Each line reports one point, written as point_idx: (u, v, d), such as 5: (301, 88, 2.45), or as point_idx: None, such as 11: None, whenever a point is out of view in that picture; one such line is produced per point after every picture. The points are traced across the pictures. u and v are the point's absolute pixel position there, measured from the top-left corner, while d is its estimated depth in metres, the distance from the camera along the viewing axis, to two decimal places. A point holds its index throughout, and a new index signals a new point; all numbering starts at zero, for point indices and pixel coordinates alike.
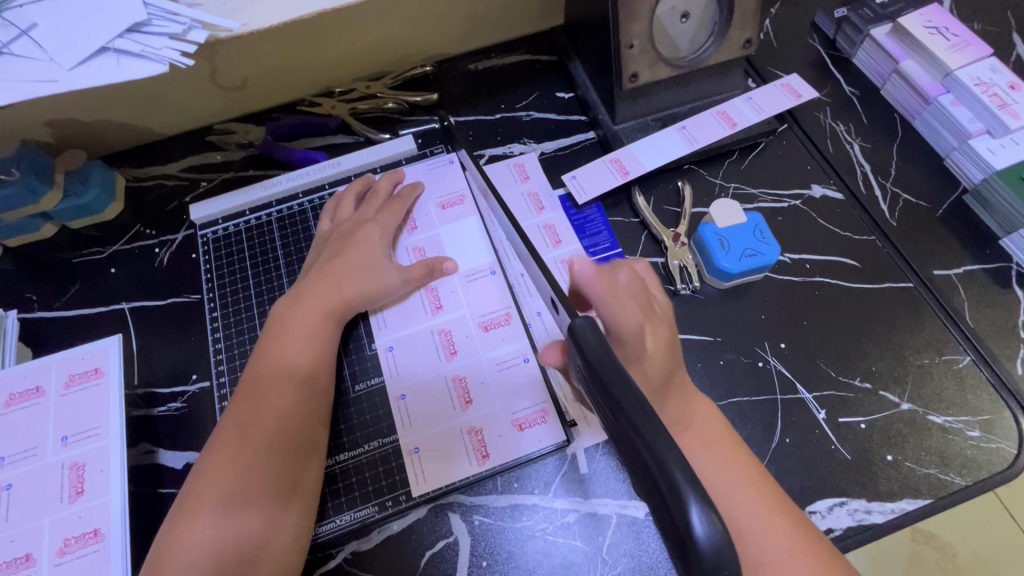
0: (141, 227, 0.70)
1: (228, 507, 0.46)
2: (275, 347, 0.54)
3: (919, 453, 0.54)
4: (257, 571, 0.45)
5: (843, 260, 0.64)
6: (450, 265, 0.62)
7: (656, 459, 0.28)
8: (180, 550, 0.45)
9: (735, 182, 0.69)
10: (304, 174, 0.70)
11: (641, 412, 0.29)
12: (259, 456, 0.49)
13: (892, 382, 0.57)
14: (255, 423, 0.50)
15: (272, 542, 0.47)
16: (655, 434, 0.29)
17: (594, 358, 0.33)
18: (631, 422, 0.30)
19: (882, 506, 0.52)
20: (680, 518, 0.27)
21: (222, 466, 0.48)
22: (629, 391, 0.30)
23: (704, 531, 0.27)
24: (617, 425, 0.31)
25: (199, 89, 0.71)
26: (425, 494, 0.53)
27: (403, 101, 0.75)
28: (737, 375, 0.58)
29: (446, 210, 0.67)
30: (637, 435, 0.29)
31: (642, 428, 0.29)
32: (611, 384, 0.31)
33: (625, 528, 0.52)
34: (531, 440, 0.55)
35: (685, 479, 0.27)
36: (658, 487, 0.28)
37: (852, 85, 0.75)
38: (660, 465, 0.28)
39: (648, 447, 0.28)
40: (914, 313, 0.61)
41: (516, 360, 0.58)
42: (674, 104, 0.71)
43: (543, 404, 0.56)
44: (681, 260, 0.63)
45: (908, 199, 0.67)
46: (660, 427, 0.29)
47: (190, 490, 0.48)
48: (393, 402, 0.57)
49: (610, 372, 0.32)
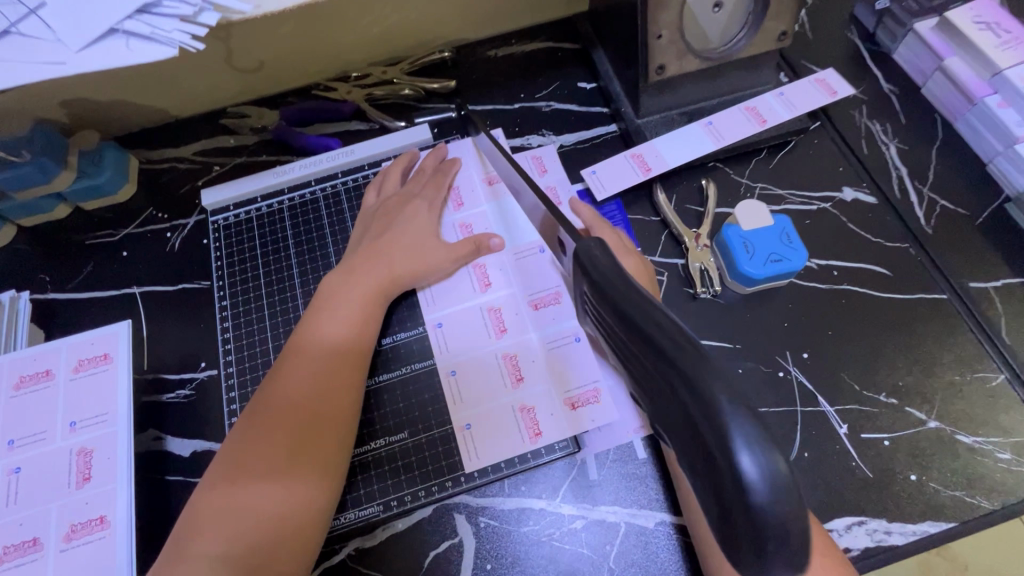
0: (152, 210, 0.69)
1: (263, 473, 0.46)
2: (317, 319, 0.54)
3: (946, 474, 0.52)
4: (274, 537, 0.44)
5: (873, 267, 0.61)
6: (496, 242, 0.59)
7: (697, 397, 0.23)
8: (216, 515, 0.44)
9: (762, 183, 0.67)
10: (316, 161, 0.68)
11: (678, 347, 0.24)
12: (295, 423, 0.48)
13: (919, 398, 0.55)
14: (288, 386, 0.50)
15: (303, 511, 0.46)
16: (696, 369, 0.23)
17: (617, 291, 0.27)
18: (669, 365, 0.24)
19: (903, 527, 0.50)
20: (726, 470, 0.22)
21: (261, 433, 0.48)
22: (664, 326, 0.24)
23: (760, 481, 0.22)
24: (645, 364, 0.25)
25: (213, 71, 0.70)
26: (479, 470, 0.53)
27: (420, 88, 0.73)
28: (756, 383, 0.57)
29: (495, 185, 0.65)
30: (672, 372, 0.24)
31: (679, 364, 0.23)
32: (643, 322, 0.25)
33: (634, 538, 0.50)
34: (586, 419, 0.53)
35: (734, 414, 0.22)
36: (694, 426, 0.23)
37: (890, 82, 0.71)
38: (699, 398, 0.23)
39: (686, 384, 0.23)
40: (946, 326, 0.58)
41: (567, 340, 0.56)
42: (701, 98, 0.68)
43: (598, 383, 0.54)
44: (702, 262, 0.61)
45: (946, 205, 0.64)
46: (702, 359, 0.23)
47: (227, 456, 0.47)
48: (444, 378, 0.56)
49: (639, 307, 0.26)
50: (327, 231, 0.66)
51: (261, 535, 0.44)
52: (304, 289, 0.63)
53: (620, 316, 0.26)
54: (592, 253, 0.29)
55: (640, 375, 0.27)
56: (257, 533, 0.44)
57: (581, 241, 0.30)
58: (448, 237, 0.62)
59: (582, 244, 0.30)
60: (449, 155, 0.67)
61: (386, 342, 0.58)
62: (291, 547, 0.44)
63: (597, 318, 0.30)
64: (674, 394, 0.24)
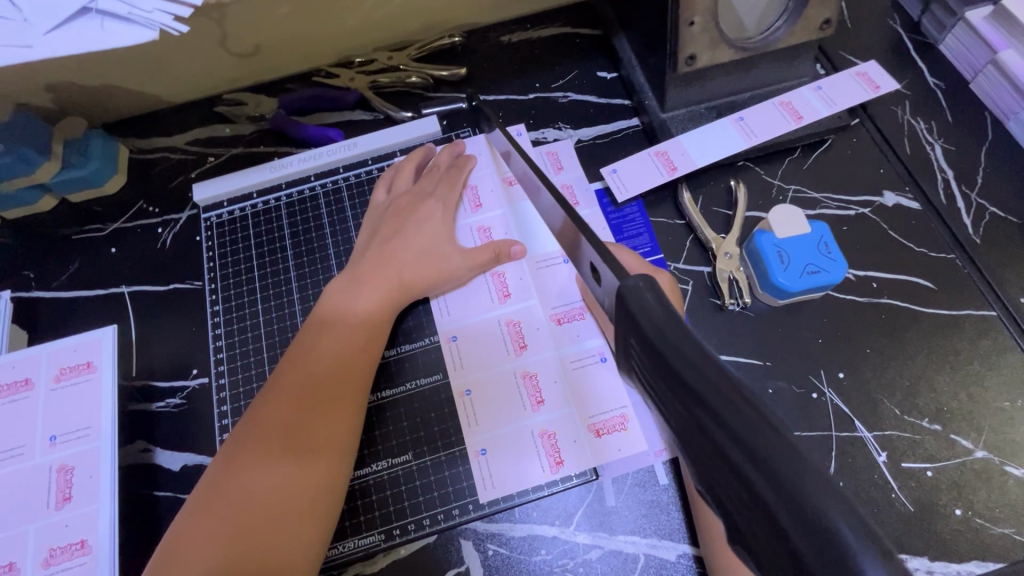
0: (143, 204, 0.65)
1: (264, 466, 0.43)
2: (324, 313, 0.51)
3: (994, 509, 0.48)
4: (283, 525, 0.41)
5: (916, 280, 0.56)
6: (518, 249, 0.55)
7: (801, 515, 0.18)
8: (214, 510, 0.41)
9: (795, 185, 0.62)
10: (317, 155, 0.64)
11: (770, 444, 0.19)
12: (300, 414, 0.45)
13: (965, 425, 0.51)
14: (297, 369, 0.47)
15: (307, 506, 0.43)
16: (798, 476, 0.18)
17: (673, 350, 0.22)
18: (757, 467, 0.19)
19: (947, 566, 0.46)
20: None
21: (263, 424, 0.45)
22: (749, 414, 0.20)
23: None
24: (717, 460, 0.20)
25: (207, 55, 0.65)
26: (494, 501, 0.49)
27: (428, 75, 0.68)
28: (788, 405, 0.52)
29: (515, 187, 0.60)
30: (761, 477, 0.19)
31: (773, 467, 0.19)
32: (717, 404, 0.20)
33: (653, 571, 0.47)
34: (610, 448, 0.50)
35: (855, 541, 0.17)
36: (794, 553, 0.18)
37: (936, 76, 0.66)
38: (803, 516, 0.18)
39: (784, 497, 0.18)
40: (995, 346, 0.53)
41: (592, 360, 0.52)
42: (731, 91, 0.63)
43: (625, 408, 0.51)
44: (731, 272, 0.57)
45: (996, 213, 0.59)
46: (802, 462, 0.19)
47: (227, 449, 0.45)
48: (458, 397, 0.52)
49: (712, 381, 0.21)
50: (327, 232, 0.61)
51: (264, 520, 0.41)
52: (303, 296, 0.59)
53: (684, 389, 0.21)
54: (644, 302, 0.24)
55: (705, 469, 0.21)
56: (259, 528, 0.41)
57: (625, 280, 0.25)
58: (465, 242, 0.58)
59: (628, 285, 0.25)
60: (466, 152, 0.62)
61: (390, 354, 0.54)
62: (295, 543, 0.41)
63: (643, 378, 0.25)
64: (761, 505, 0.19)
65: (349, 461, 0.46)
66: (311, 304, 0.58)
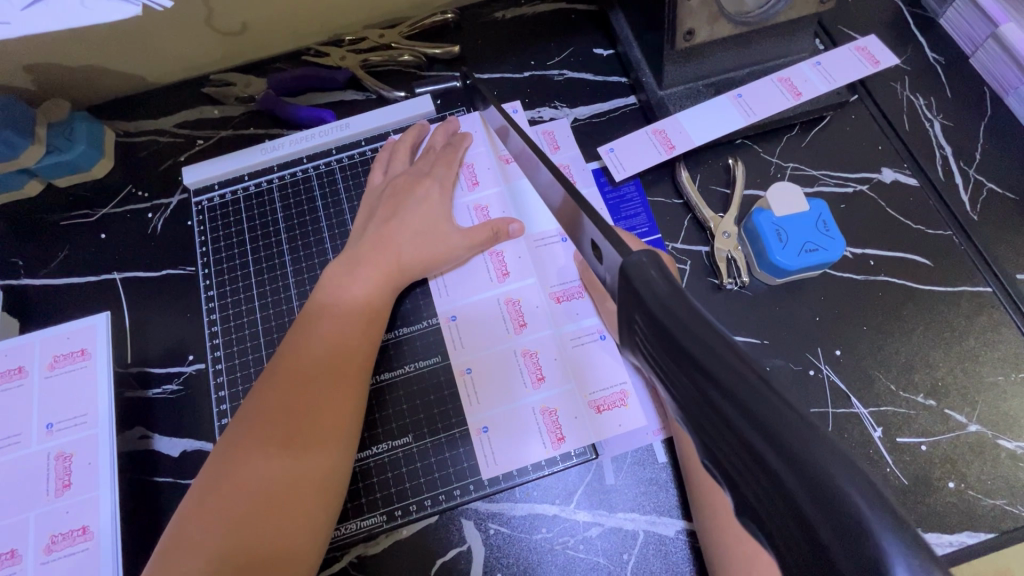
0: (132, 188, 0.64)
1: (266, 450, 0.42)
2: (321, 296, 0.51)
3: (987, 482, 0.49)
4: (290, 507, 0.41)
5: (912, 257, 0.57)
6: (516, 227, 0.54)
7: (817, 490, 0.18)
8: (217, 496, 0.41)
9: (794, 162, 0.61)
10: (309, 136, 0.62)
11: (784, 420, 0.19)
12: (301, 396, 0.45)
13: (960, 400, 0.51)
14: (298, 352, 0.47)
15: (312, 486, 0.43)
16: (813, 451, 0.18)
17: (681, 329, 0.22)
18: (771, 444, 0.19)
19: (940, 537, 0.47)
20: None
21: (263, 408, 0.44)
22: (761, 390, 0.19)
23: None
24: (727, 436, 0.20)
25: (194, 34, 0.63)
26: (495, 479, 0.49)
27: (421, 54, 0.66)
28: (785, 382, 0.53)
29: (512, 165, 0.59)
30: (773, 454, 0.19)
31: (787, 443, 0.18)
32: (730, 379, 0.20)
33: (653, 547, 0.47)
34: (611, 423, 0.50)
35: (874, 515, 0.17)
36: (809, 529, 0.18)
37: (936, 51, 0.65)
38: (813, 491, 0.18)
39: (796, 474, 0.18)
40: (990, 322, 0.54)
41: (591, 338, 0.52)
42: (729, 68, 0.62)
43: (625, 384, 0.51)
44: (729, 251, 0.56)
45: (993, 188, 0.59)
46: (816, 438, 0.18)
47: (227, 435, 0.44)
48: (459, 376, 0.52)
49: (722, 355, 0.20)
50: (321, 215, 0.61)
51: (269, 503, 0.41)
52: (297, 279, 0.58)
53: (694, 364, 0.21)
54: (649, 280, 0.24)
55: (714, 447, 0.21)
56: (264, 510, 0.41)
57: (629, 256, 0.25)
58: (462, 221, 0.57)
59: (633, 260, 0.25)
60: (461, 130, 0.62)
61: (388, 337, 0.54)
62: (301, 522, 0.42)
63: (650, 359, 0.25)
64: (775, 482, 0.19)
65: (352, 444, 0.46)
66: (306, 289, 0.57)
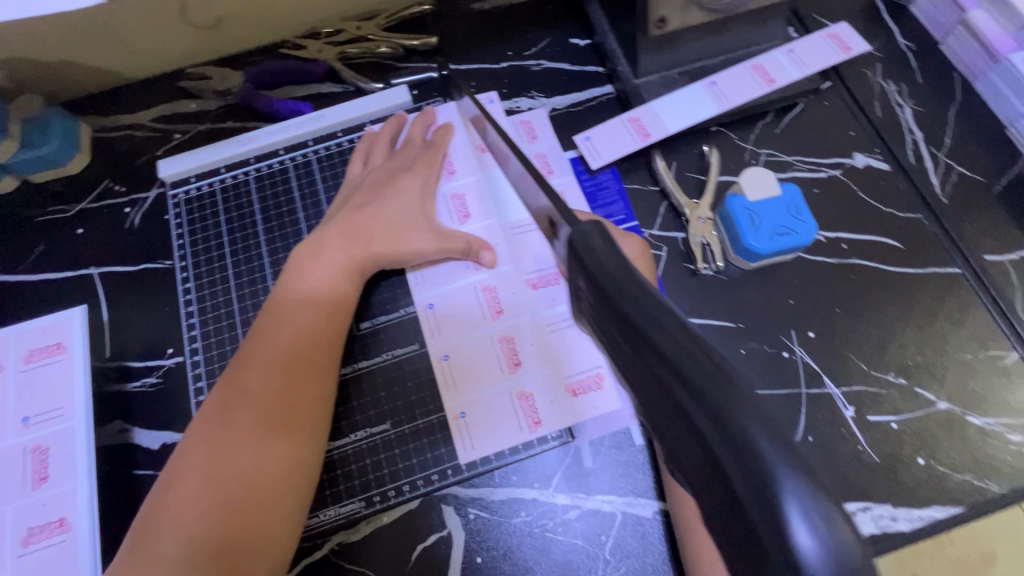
0: (109, 182, 0.64)
1: (234, 439, 0.43)
2: (291, 286, 0.51)
3: (955, 458, 0.50)
4: (260, 500, 0.42)
5: (884, 240, 0.58)
6: (488, 256, 0.54)
7: (732, 444, 0.18)
8: (186, 491, 0.41)
9: (768, 149, 0.62)
10: (285, 127, 0.62)
11: (711, 378, 0.19)
12: (269, 385, 0.45)
13: (929, 378, 0.52)
14: (265, 345, 0.47)
15: (282, 474, 0.43)
16: (732, 405, 0.19)
17: (620, 291, 0.22)
18: (696, 400, 0.19)
19: (910, 512, 0.48)
20: (772, 549, 0.18)
21: (230, 398, 0.44)
22: (691, 349, 0.20)
23: (820, 561, 0.17)
24: (659, 395, 0.21)
25: (168, 27, 0.63)
26: (473, 463, 0.50)
27: (398, 45, 0.66)
28: (760, 365, 0.53)
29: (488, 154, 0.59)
30: (699, 412, 0.19)
31: (710, 400, 0.19)
32: (662, 339, 0.20)
33: (630, 528, 0.48)
34: (586, 406, 0.50)
35: (788, 472, 0.18)
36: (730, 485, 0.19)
37: (907, 37, 0.66)
38: (731, 444, 0.18)
39: (715, 427, 0.19)
40: (959, 302, 0.55)
41: (567, 323, 0.53)
42: (703, 56, 0.63)
43: (600, 368, 0.51)
44: (704, 236, 0.57)
45: (963, 172, 0.60)
46: (738, 394, 0.19)
47: (195, 426, 0.44)
48: (436, 363, 0.52)
49: (653, 317, 0.21)
50: (298, 206, 0.61)
51: (239, 496, 0.41)
52: (274, 270, 0.58)
53: (630, 326, 0.22)
54: (593, 247, 0.24)
55: (650, 407, 0.22)
56: (234, 498, 0.41)
57: (576, 225, 0.25)
58: (439, 211, 0.57)
59: (576, 230, 0.25)
60: (438, 121, 0.62)
61: (365, 326, 0.54)
62: (272, 510, 0.42)
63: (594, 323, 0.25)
64: (699, 440, 0.19)
65: (322, 436, 0.46)
66: None
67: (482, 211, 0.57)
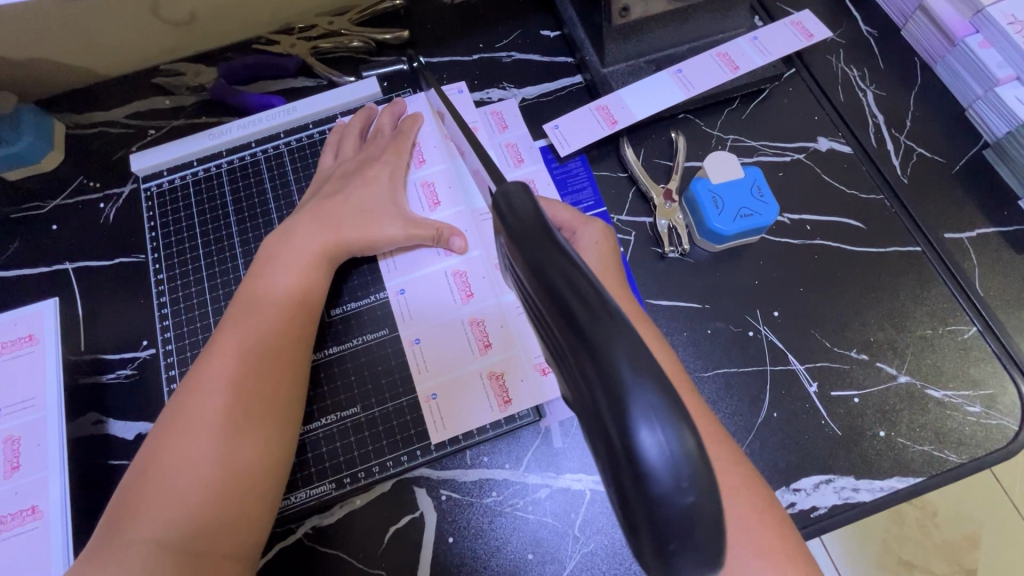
0: (83, 179, 0.64)
1: (207, 431, 0.43)
2: (262, 274, 0.51)
3: (915, 430, 0.51)
4: (234, 492, 0.42)
5: (847, 221, 0.59)
6: (459, 241, 0.55)
7: (605, 377, 0.20)
8: (159, 487, 0.41)
9: (734, 134, 0.63)
10: (256, 121, 0.63)
11: (596, 319, 0.20)
12: (241, 370, 0.45)
13: (890, 353, 0.54)
14: (235, 340, 0.47)
15: (257, 457, 0.44)
16: (607, 344, 0.20)
17: (531, 245, 0.23)
18: (582, 340, 0.21)
19: (870, 484, 0.50)
20: (635, 474, 0.20)
21: (202, 383, 0.45)
22: (587, 294, 0.21)
23: (663, 465, 0.19)
24: (560, 336, 0.22)
25: (140, 25, 0.63)
26: (443, 443, 0.50)
27: (370, 39, 0.67)
28: (726, 345, 0.54)
29: None
30: (584, 350, 0.21)
31: (592, 340, 0.20)
32: (557, 280, 0.22)
33: (599, 505, 0.49)
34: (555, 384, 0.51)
35: (660, 406, 0.19)
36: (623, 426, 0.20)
37: (869, 24, 0.68)
38: (607, 378, 0.20)
39: (597, 365, 0.20)
40: (920, 280, 0.56)
41: None
42: (669, 44, 0.64)
43: None
44: (670, 220, 0.58)
45: (923, 153, 0.61)
46: (619, 334, 0.20)
47: (167, 415, 0.44)
48: (407, 347, 0.53)
49: (549, 261, 0.22)
50: (269, 197, 0.61)
51: (213, 490, 0.41)
52: (247, 259, 0.59)
53: (532, 271, 0.23)
54: (513, 204, 0.24)
55: (557, 347, 0.24)
56: (208, 492, 0.41)
57: (503, 185, 0.26)
58: (411, 199, 0.58)
59: (502, 190, 0.25)
60: (407, 112, 0.63)
61: (336, 312, 0.55)
62: (248, 495, 0.43)
63: (515, 273, 0.27)
64: (584, 374, 0.21)
65: (294, 427, 0.47)
66: None
67: (452, 198, 0.58)
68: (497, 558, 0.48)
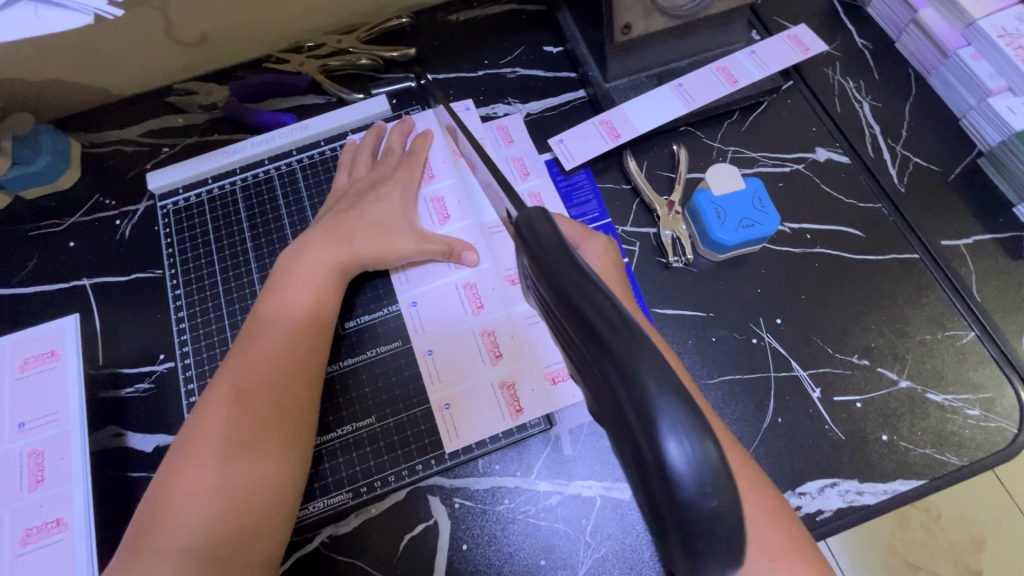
0: (100, 197, 0.65)
1: (226, 447, 0.44)
2: (277, 291, 0.52)
3: (916, 433, 0.52)
4: (253, 506, 0.43)
5: (846, 230, 0.60)
6: (470, 256, 0.56)
7: (632, 392, 0.21)
8: (181, 502, 0.42)
9: (734, 146, 0.65)
10: (269, 138, 0.65)
11: (622, 338, 0.22)
12: (257, 387, 0.46)
13: (891, 358, 0.55)
14: (251, 358, 0.48)
15: (274, 470, 0.45)
16: (634, 361, 0.21)
17: (555, 266, 0.24)
18: (610, 358, 0.22)
19: (874, 487, 0.51)
20: (662, 479, 0.21)
21: (221, 400, 0.46)
22: (611, 314, 0.22)
23: (689, 471, 0.21)
24: (587, 353, 0.23)
25: (155, 47, 0.65)
26: (458, 452, 0.51)
27: (378, 57, 0.69)
28: (730, 352, 0.56)
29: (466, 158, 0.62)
30: (612, 367, 0.22)
31: (620, 357, 0.21)
32: (582, 301, 0.23)
33: (610, 510, 0.50)
34: (565, 394, 0.52)
35: (686, 417, 0.21)
36: (652, 436, 0.21)
37: (864, 37, 0.69)
38: (635, 392, 0.21)
39: (625, 380, 0.21)
40: (919, 286, 0.57)
41: None
42: (670, 59, 0.66)
43: None
44: (674, 231, 0.60)
45: (919, 163, 0.63)
46: (643, 351, 0.21)
47: (187, 432, 0.45)
48: (421, 358, 0.54)
49: (573, 283, 0.24)
50: (283, 212, 0.63)
51: (233, 505, 0.42)
52: (261, 274, 0.60)
53: (558, 291, 0.24)
54: (535, 228, 0.26)
55: (583, 363, 0.25)
56: (228, 507, 0.42)
57: (523, 210, 0.27)
58: (422, 214, 0.60)
59: (523, 214, 0.26)
60: (417, 129, 0.65)
61: (349, 325, 0.56)
62: (266, 508, 0.44)
63: (537, 291, 0.28)
64: (611, 390, 0.22)
65: (309, 442, 0.48)
66: None
67: (461, 212, 0.60)
68: (510, 564, 0.49)
